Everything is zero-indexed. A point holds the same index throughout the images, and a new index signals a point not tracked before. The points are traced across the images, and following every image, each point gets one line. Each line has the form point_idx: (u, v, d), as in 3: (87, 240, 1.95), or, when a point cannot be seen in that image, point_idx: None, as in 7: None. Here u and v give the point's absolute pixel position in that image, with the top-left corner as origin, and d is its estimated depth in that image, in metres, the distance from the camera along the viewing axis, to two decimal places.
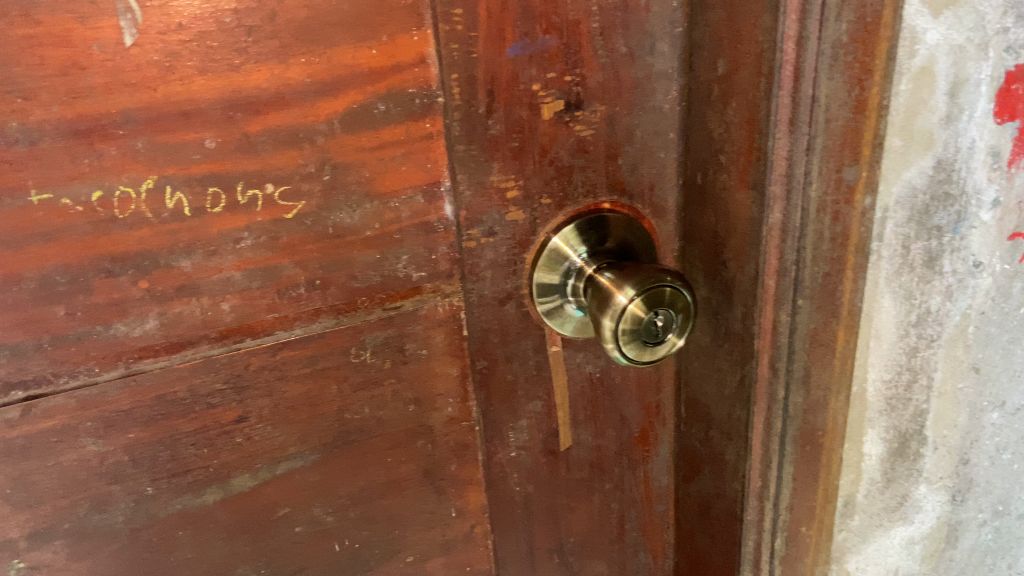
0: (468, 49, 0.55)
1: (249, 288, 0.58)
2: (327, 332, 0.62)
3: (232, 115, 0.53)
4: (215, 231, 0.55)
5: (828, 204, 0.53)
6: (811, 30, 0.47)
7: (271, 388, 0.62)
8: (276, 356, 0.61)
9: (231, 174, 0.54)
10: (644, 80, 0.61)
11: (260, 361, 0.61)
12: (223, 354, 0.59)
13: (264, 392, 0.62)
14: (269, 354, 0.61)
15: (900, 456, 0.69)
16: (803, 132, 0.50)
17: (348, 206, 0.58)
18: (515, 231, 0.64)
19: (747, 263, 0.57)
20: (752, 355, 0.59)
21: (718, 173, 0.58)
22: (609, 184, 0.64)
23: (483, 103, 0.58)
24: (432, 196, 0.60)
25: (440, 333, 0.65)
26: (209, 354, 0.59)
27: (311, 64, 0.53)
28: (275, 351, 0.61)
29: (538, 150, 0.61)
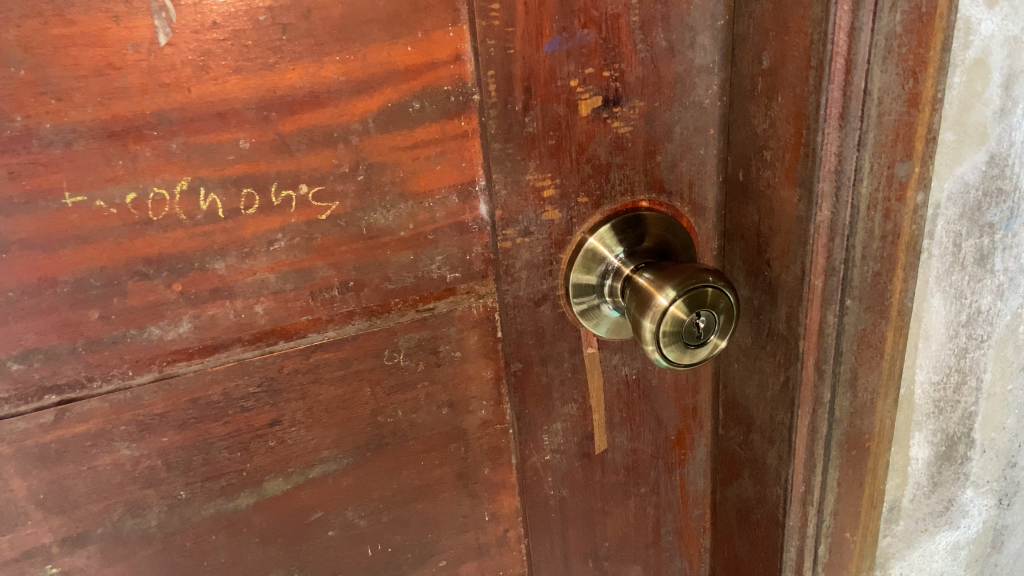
0: (505, 45, 0.54)
1: (283, 290, 0.57)
2: (361, 334, 0.61)
3: (267, 115, 0.52)
4: (249, 233, 0.54)
5: (879, 201, 0.51)
6: (865, 20, 0.45)
7: (304, 392, 0.61)
8: (309, 359, 0.60)
9: (266, 174, 0.53)
10: (684, 75, 0.59)
11: (293, 364, 0.60)
12: (256, 358, 0.59)
13: (297, 396, 0.61)
14: (303, 357, 0.60)
15: (947, 460, 0.67)
16: (854, 126, 0.48)
17: (383, 206, 0.57)
18: (551, 231, 0.62)
19: (793, 262, 0.55)
20: (798, 357, 0.57)
21: (763, 170, 0.56)
22: (647, 182, 0.63)
23: (519, 101, 0.56)
24: (466, 195, 0.60)
25: (474, 335, 0.64)
26: (242, 357, 0.58)
27: (346, 63, 0.52)
28: (310, 354, 0.60)
29: (575, 148, 0.59)
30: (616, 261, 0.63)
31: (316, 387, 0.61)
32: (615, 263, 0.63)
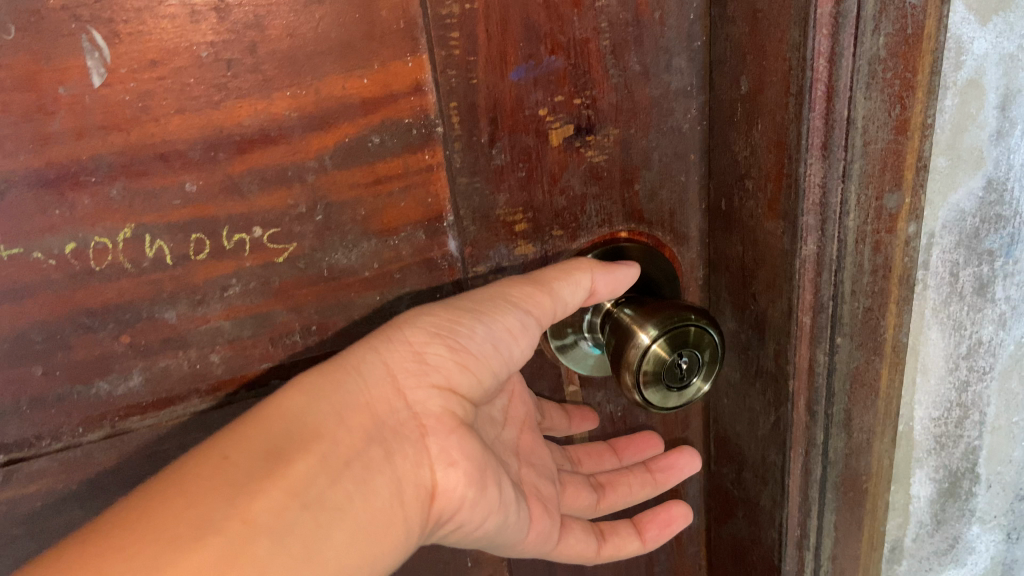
0: (467, 75, 0.51)
1: (240, 336, 0.54)
2: None
3: (214, 155, 0.49)
4: (200, 279, 0.51)
5: (868, 234, 0.48)
6: (846, 45, 0.42)
7: None
8: None
9: (216, 218, 0.50)
10: (660, 99, 0.56)
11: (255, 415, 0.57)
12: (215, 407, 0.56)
13: None
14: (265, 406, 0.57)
15: (951, 496, 0.63)
16: (838, 156, 0.45)
17: (344, 246, 0.54)
18: (525, 266, 0.59)
19: (779, 298, 0.51)
20: (787, 397, 0.53)
21: (745, 200, 0.53)
22: (626, 212, 0.59)
23: (484, 132, 0.53)
24: (434, 231, 0.56)
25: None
26: (199, 408, 0.55)
27: (297, 97, 0.49)
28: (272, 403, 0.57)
29: (547, 180, 0.56)
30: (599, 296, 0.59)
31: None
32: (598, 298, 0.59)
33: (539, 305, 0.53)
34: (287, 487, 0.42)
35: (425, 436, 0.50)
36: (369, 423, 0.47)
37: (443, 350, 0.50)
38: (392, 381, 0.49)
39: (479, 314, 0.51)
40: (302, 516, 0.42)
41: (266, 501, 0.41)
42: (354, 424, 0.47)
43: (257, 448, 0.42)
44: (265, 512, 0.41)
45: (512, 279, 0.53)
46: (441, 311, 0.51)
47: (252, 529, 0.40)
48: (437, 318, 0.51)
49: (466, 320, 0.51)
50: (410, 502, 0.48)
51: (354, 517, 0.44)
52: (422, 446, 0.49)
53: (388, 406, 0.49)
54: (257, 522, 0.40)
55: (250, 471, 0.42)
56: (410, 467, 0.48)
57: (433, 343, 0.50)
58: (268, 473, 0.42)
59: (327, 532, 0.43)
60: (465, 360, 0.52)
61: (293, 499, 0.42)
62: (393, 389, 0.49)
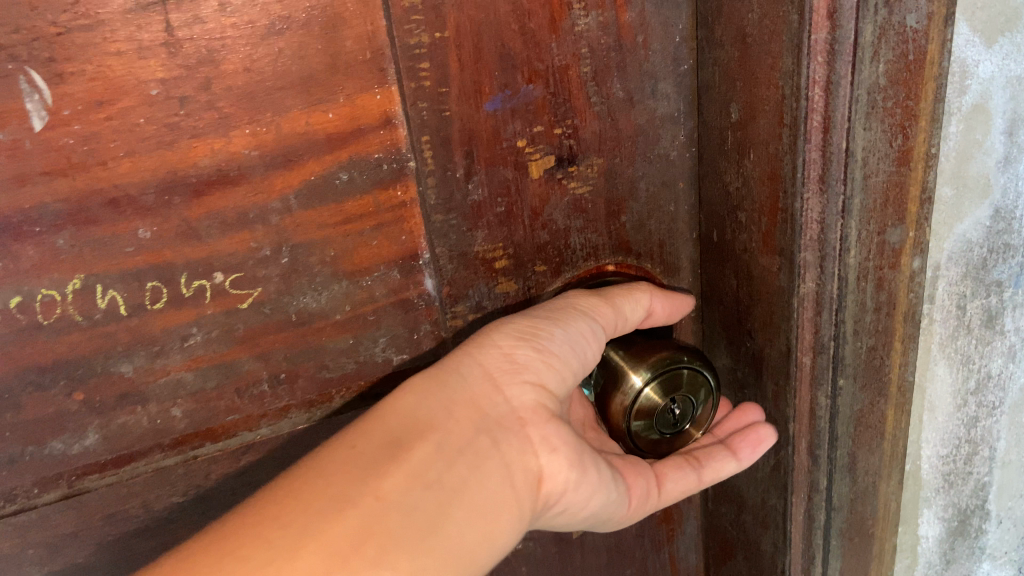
0: (439, 106, 0.48)
1: (204, 388, 0.51)
2: (298, 429, 0.55)
3: (168, 199, 0.46)
4: (158, 329, 0.48)
5: (870, 271, 0.44)
6: (843, 73, 0.39)
7: (237, 496, 0.55)
8: (241, 461, 0.54)
9: (174, 264, 0.47)
10: (647, 126, 0.53)
11: (222, 469, 0.54)
12: (178, 463, 0.52)
13: (229, 501, 0.55)
14: (231, 459, 0.54)
15: (961, 534, 0.60)
16: (837, 191, 0.42)
17: (313, 289, 0.51)
18: (507, 303, 0.56)
19: (777, 337, 0.48)
20: (788, 440, 0.50)
21: (738, 233, 0.49)
22: (613, 245, 0.56)
23: (459, 167, 0.50)
24: (409, 269, 0.53)
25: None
26: (162, 464, 0.52)
27: (257, 135, 0.46)
28: (240, 455, 0.54)
29: (528, 214, 0.53)
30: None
31: (251, 488, 0.55)
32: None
33: (607, 319, 0.51)
34: (409, 469, 0.41)
35: (526, 427, 0.47)
36: (473, 418, 0.45)
37: (533, 351, 0.48)
38: (488, 380, 0.47)
39: (558, 317, 0.49)
40: (426, 494, 0.41)
41: (391, 481, 0.41)
42: (462, 416, 0.45)
43: (378, 438, 0.42)
44: (393, 490, 0.40)
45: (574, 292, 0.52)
46: (523, 317, 0.49)
47: (383, 507, 0.39)
48: (522, 323, 0.49)
49: (549, 321, 0.49)
50: (526, 487, 0.45)
51: (475, 500, 0.43)
52: (528, 436, 0.46)
53: (489, 401, 0.46)
54: (387, 499, 0.40)
55: (376, 455, 0.41)
56: (521, 453, 0.46)
57: (523, 344, 0.48)
58: (390, 457, 0.41)
59: (450, 516, 0.41)
60: (555, 358, 0.49)
61: (417, 480, 0.41)
62: (494, 386, 0.46)
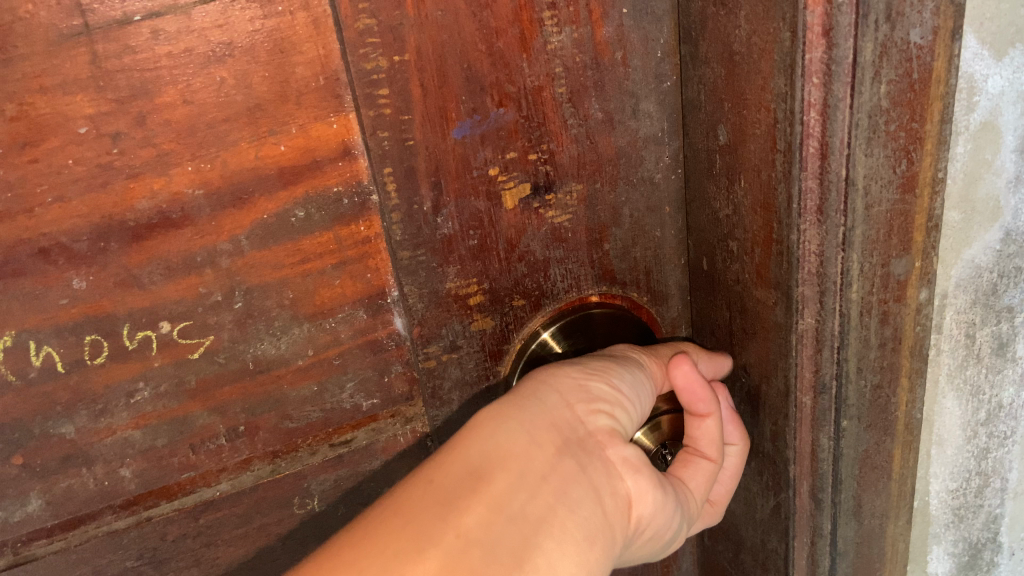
0: (402, 136, 0.44)
1: (155, 446, 0.47)
2: (261, 483, 0.50)
3: (105, 245, 0.42)
4: (101, 385, 0.44)
5: (874, 305, 0.40)
6: (841, 95, 0.35)
7: (198, 557, 0.51)
8: (200, 520, 0.50)
9: (115, 315, 0.43)
10: (629, 148, 0.49)
11: (180, 529, 0.49)
12: (132, 526, 0.48)
13: (190, 562, 0.51)
14: (190, 519, 0.49)
15: (971, 569, 0.57)
16: (836, 222, 0.38)
17: (271, 334, 0.47)
18: (484, 341, 0.52)
19: (775, 376, 0.44)
20: (788, 483, 0.46)
21: (729, 263, 0.46)
22: (596, 275, 0.52)
23: (427, 199, 0.46)
24: (377, 308, 0.49)
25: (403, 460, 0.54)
26: (113, 526, 0.48)
27: (202, 172, 0.42)
28: (199, 516, 0.50)
29: (504, 246, 0.49)
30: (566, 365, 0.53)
31: (212, 548, 0.51)
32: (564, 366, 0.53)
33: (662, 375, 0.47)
34: (490, 501, 0.37)
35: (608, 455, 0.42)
36: (555, 444, 0.41)
37: (607, 385, 0.45)
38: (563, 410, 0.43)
39: (621, 361, 0.47)
40: (508, 527, 0.36)
41: (471, 514, 0.36)
42: (545, 441, 0.41)
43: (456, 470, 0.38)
44: (474, 524, 0.36)
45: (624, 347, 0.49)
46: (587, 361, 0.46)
47: (466, 543, 0.35)
48: (586, 364, 0.46)
49: (614, 362, 0.46)
50: (615, 514, 0.41)
51: (565, 528, 0.38)
52: (611, 461, 0.42)
53: (569, 427, 0.42)
54: (469, 534, 0.35)
55: (456, 489, 0.37)
56: (606, 477, 0.41)
57: (594, 379, 0.45)
58: (470, 490, 0.37)
59: (536, 552, 0.37)
60: (627, 393, 0.45)
61: (498, 511, 0.37)
62: (571, 412, 0.42)
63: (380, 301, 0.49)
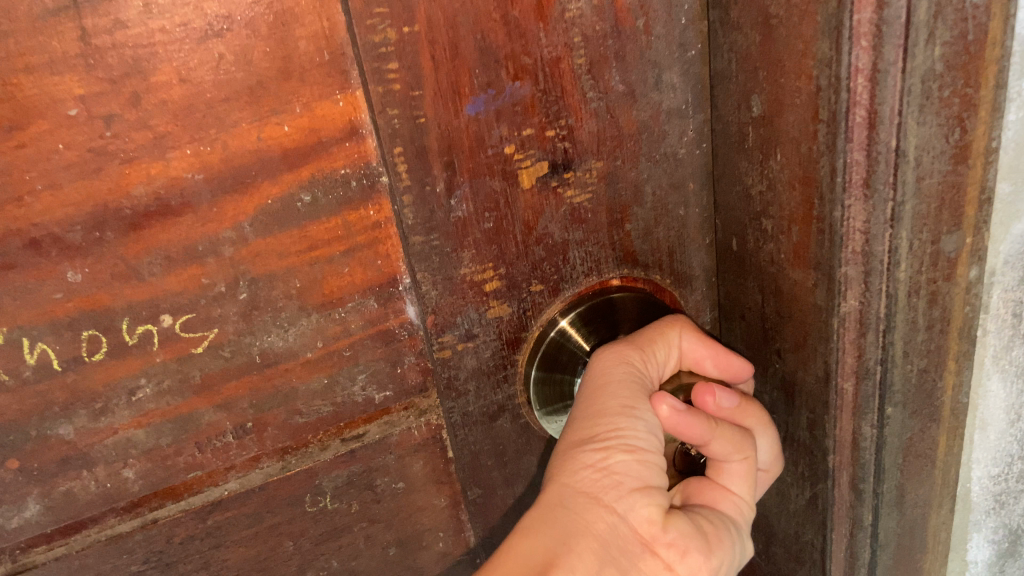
0: (412, 113, 0.41)
1: (159, 446, 0.45)
2: (271, 481, 0.49)
3: (100, 236, 0.39)
4: (99, 384, 0.42)
5: (923, 284, 0.38)
6: (893, 59, 0.32)
7: (207, 558, 0.49)
8: (208, 521, 0.48)
9: (112, 309, 0.41)
10: (651, 122, 0.46)
11: (187, 531, 0.48)
12: (136, 529, 0.46)
13: (199, 564, 0.49)
14: (198, 519, 0.48)
15: (1011, 556, 0.54)
16: (885, 197, 0.35)
17: (278, 326, 0.44)
18: (500, 328, 0.49)
19: (812, 362, 0.42)
20: (825, 475, 0.44)
21: (763, 242, 0.43)
22: (617, 257, 0.50)
23: (440, 180, 0.43)
24: (387, 297, 0.47)
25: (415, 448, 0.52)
26: (118, 529, 0.46)
27: (200, 155, 0.39)
28: (205, 516, 0.48)
29: (521, 229, 0.46)
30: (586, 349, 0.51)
31: (221, 549, 0.49)
32: (583, 349, 0.51)
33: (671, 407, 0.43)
34: None
35: (650, 544, 0.39)
36: (598, 554, 0.38)
37: (627, 454, 0.41)
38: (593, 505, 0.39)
39: (626, 411, 0.42)
40: None
41: None
42: (585, 553, 0.38)
43: None
44: None
45: (610, 366, 0.44)
46: (591, 426, 0.42)
47: None
48: (601, 427, 0.41)
49: (622, 419, 0.42)
50: None
51: None
52: (654, 553, 0.39)
53: (609, 527, 0.39)
54: None
55: None
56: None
57: (612, 452, 0.40)
58: None
59: None
60: (648, 451, 0.41)
61: None
62: (604, 509, 0.39)
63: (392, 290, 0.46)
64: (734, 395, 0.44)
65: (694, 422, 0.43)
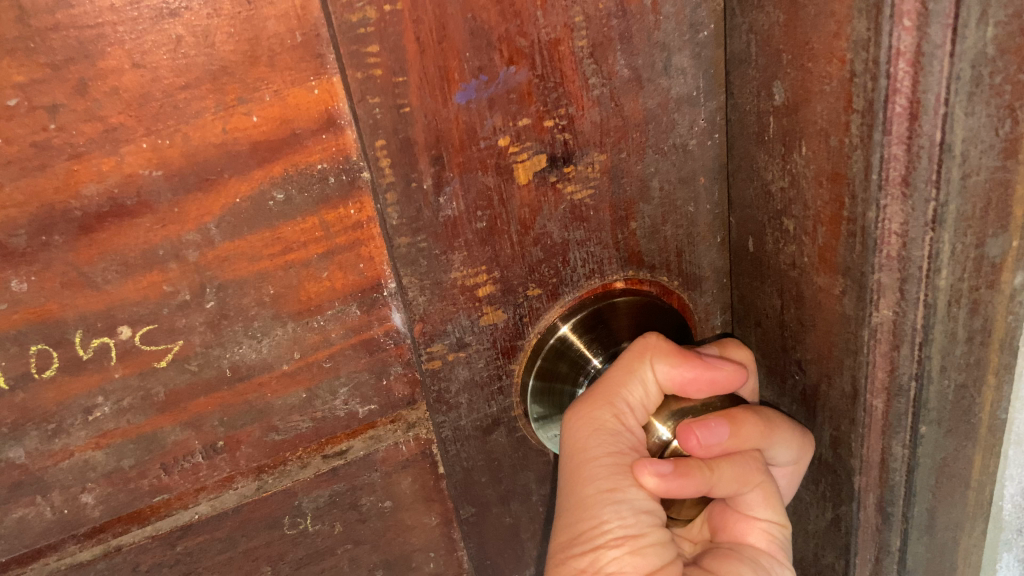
0: (395, 103, 0.37)
1: (117, 470, 0.41)
2: (246, 502, 0.45)
3: (46, 238, 0.35)
4: (52, 402, 0.38)
5: (964, 292, 0.34)
6: (940, 40, 0.28)
7: None
8: (177, 547, 0.44)
9: (65, 320, 0.37)
10: (658, 112, 0.42)
11: (155, 558, 0.44)
12: (98, 555, 0.42)
13: None
14: (165, 548, 0.44)
15: None
16: (925, 196, 0.31)
17: (250, 336, 0.40)
18: (495, 336, 0.45)
19: (839, 375, 0.38)
20: (852, 496, 0.40)
21: (783, 244, 0.39)
22: (621, 256, 0.46)
23: (427, 175, 0.39)
24: (371, 302, 0.43)
25: (399, 459, 0.47)
26: (79, 557, 0.42)
27: (160, 149, 0.35)
28: (174, 542, 0.44)
29: (518, 228, 0.42)
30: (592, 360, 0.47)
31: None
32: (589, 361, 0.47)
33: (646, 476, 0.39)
34: None
35: None
36: None
37: (620, 547, 0.39)
38: None
39: (609, 498, 0.39)
40: None
41: None
42: None
43: None
44: None
45: (584, 436, 0.40)
46: (576, 522, 0.39)
47: None
48: (582, 528, 0.39)
49: (607, 510, 0.39)
50: None
51: None
52: None
53: None
54: None
55: None
56: None
57: (602, 554, 0.39)
58: None
59: None
60: (642, 532, 0.39)
61: None
62: None
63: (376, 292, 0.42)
64: (722, 428, 0.40)
65: (686, 480, 0.39)
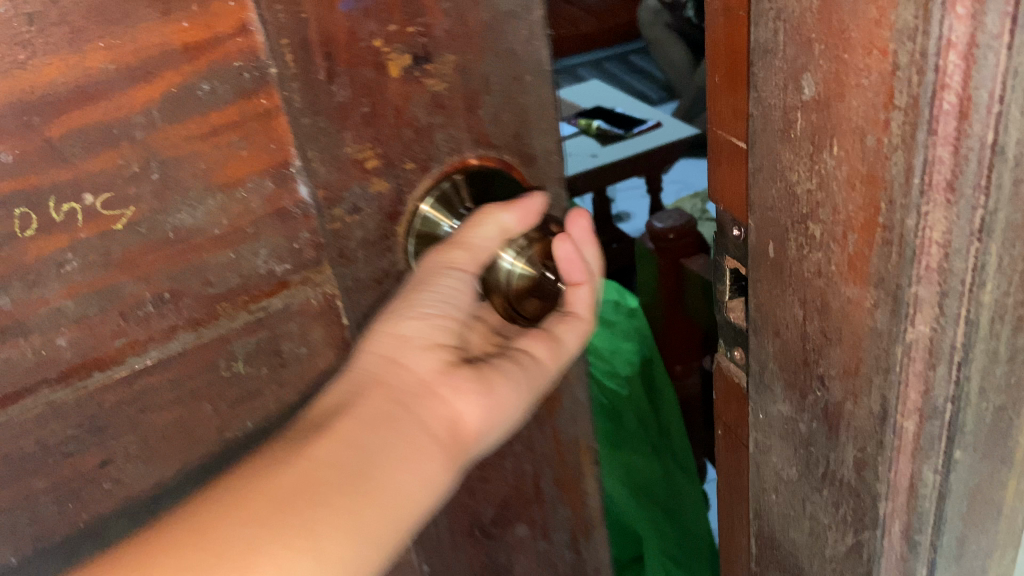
0: (295, 9, 0.33)
1: (88, 317, 0.31)
2: (189, 350, 0.34)
3: (26, 120, 0.28)
4: (31, 262, 0.29)
5: (1007, 310, 0.32)
6: (998, 30, 0.25)
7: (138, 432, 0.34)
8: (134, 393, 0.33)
9: (43, 185, 0.29)
10: (497, 24, 0.39)
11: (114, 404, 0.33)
12: (67, 406, 0.32)
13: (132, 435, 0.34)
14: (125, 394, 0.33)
15: None
16: (971, 202, 0.28)
17: (189, 204, 0.32)
18: (381, 205, 0.39)
19: (867, 395, 0.35)
20: (876, 523, 0.38)
21: (807, 248, 0.36)
22: (474, 138, 0.40)
23: (320, 68, 0.34)
24: (283, 178, 0.35)
25: (326, 333, 0.39)
26: (50, 402, 0.32)
27: (113, 50, 0.29)
28: (139, 407, 0.34)
29: (393, 116, 0.37)
30: (444, 230, 0.41)
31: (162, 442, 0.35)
32: (440, 231, 0.41)
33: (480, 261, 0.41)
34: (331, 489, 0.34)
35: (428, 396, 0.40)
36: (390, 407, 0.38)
37: (425, 314, 0.40)
38: (388, 364, 0.39)
39: (443, 272, 0.40)
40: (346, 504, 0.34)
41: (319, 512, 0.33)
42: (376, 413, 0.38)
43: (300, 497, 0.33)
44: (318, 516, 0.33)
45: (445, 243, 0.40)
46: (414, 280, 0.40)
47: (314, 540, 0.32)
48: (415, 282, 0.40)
49: (439, 281, 0.40)
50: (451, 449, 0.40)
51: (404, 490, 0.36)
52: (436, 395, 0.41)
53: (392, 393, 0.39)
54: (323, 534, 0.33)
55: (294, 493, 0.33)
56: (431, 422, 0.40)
57: (414, 310, 0.40)
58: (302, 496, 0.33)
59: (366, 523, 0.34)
60: (445, 312, 0.41)
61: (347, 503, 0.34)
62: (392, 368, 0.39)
63: (253, 108, 0.33)
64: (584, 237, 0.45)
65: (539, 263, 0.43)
